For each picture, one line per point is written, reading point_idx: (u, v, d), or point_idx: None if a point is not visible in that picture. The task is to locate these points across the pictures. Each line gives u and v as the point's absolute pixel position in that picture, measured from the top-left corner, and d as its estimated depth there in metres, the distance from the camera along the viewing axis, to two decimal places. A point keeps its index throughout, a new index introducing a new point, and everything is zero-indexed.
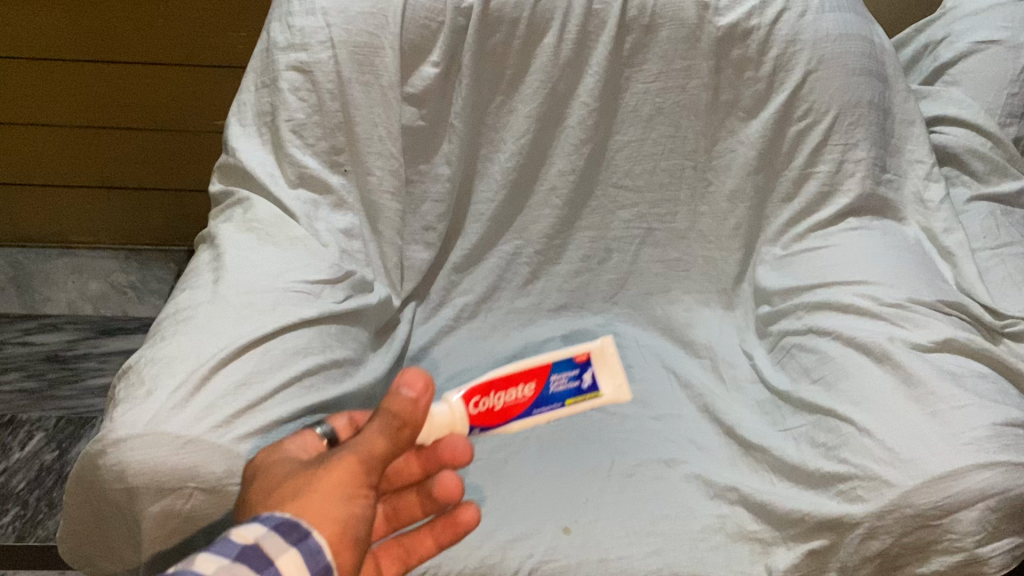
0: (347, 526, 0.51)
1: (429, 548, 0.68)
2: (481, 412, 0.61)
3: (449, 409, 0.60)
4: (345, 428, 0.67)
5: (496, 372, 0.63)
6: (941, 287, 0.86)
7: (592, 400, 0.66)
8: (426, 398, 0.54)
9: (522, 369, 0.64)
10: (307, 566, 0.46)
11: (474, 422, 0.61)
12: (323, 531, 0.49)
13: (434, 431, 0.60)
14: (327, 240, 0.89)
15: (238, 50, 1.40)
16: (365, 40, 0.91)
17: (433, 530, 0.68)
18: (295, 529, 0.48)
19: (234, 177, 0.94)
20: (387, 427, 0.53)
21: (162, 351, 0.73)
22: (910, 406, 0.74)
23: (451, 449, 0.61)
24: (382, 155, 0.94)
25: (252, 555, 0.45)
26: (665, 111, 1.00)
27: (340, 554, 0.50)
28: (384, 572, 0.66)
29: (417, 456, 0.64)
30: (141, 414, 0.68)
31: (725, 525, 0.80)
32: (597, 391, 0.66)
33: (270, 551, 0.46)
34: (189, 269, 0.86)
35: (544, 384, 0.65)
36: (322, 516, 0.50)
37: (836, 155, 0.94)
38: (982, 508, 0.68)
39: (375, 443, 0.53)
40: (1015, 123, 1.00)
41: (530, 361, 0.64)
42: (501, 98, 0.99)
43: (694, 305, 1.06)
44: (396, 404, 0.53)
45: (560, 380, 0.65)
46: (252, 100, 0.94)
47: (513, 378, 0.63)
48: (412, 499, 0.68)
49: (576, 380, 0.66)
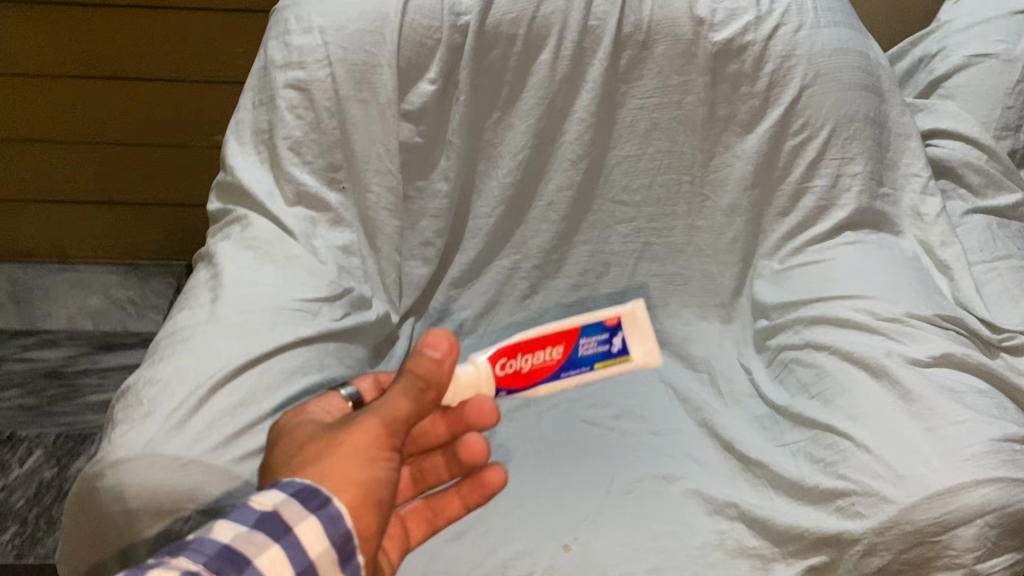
0: (369, 490, 0.53)
1: (457, 509, 0.68)
2: (505, 375, 0.56)
3: (475, 369, 0.56)
4: (370, 390, 0.65)
5: (518, 334, 0.57)
6: (939, 301, 0.86)
7: (623, 366, 0.57)
8: (451, 358, 0.54)
9: (549, 330, 0.57)
10: (322, 534, 0.49)
11: (501, 385, 0.57)
12: (343, 496, 0.51)
13: (459, 392, 0.56)
14: (326, 258, 0.89)
15: (237, 66, 1.40)
16: (363, 58, 0.92)
17: (460, 491, 0.68)
18: (316, 495, 0.50)
19: (231, 195, 0.93)
20: (411, 389, 0.53)
21: (161, 371, 0.74)
22: (908, 421, 0.74)
23: (478, 410, 0.58)
24: (380, 172, 0.94)
25: (269, 521, 0.48)
26: (662, 126, 1.00)
27: (361, 515, 0.52)
28: (411, 532, 0.67)
29: (443, 418, 0.63)
30: (140, 436, 0.68)
31: (724, 542, 0.80)
32: (628, 356, 0.57)
33: (288, 517, 0.49)
34: (187, 287, 0.86)
35: (571, 348, 0.57)
36: (345, 481, 0.52)
37: (833, 169, 0.95)
38: (981, 524, 0.68)
39: (400, 407, 0.53)
40: (1010, 135, 1.01)
41: (555, 323, 0.57)
42: (498, 114, 0.99)
43: (692, 319, 1.05)
44: (420, 365, 0.53)
45: (590, 344, 0.57)
46: (250, 118, 0.94)
47: (538, 340, 0.56)
48: (438, 460, 0.67)
49: (607, 344, 0.57)
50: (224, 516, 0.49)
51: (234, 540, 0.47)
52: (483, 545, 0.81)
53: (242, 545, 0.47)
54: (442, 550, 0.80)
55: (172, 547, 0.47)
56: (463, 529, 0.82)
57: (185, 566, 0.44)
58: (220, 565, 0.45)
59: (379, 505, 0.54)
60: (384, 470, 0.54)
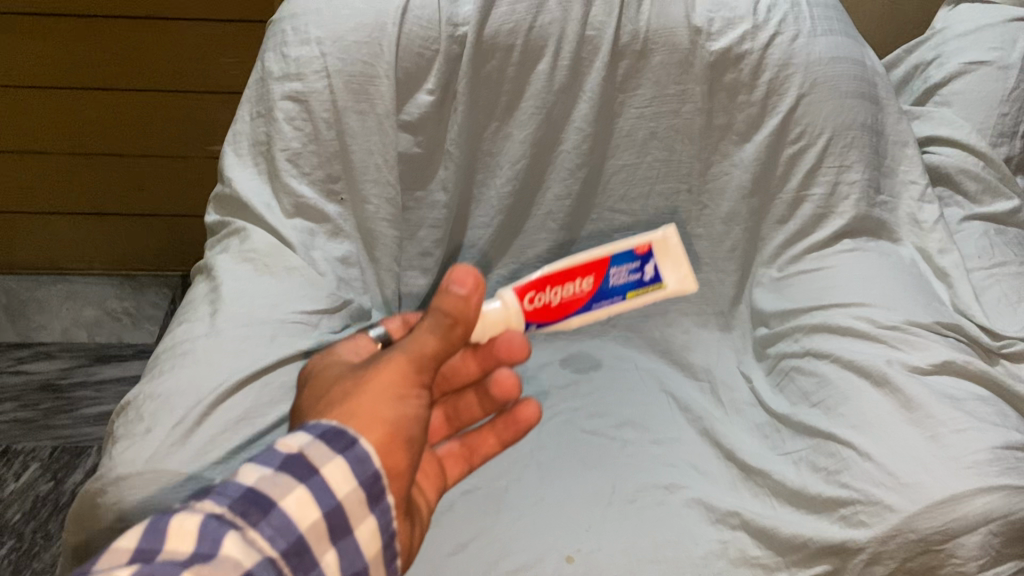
0: (397, 424, 0.53)
1: (492, 446, 0.71)
2: (537, 309, 0.58)
3: (503, 305, 0.58)
4: (398, 330, 0.68)
5: (550, 268, 0.58)
6: (938, 308, 0.87)
7: (655, 293, 0.60)
8: (477, 295, 0.55)
9: (580, 263, 0.58)
10: (352, 473, 0.49)
11: (530, 319, 0.58)
12: (372, 435, 0.52)
13: (488, 328, 0.58)
14: (325, 270, 0.89)
15: (232, 77, 1.40)
16: (361, 69, 0.91)
17: (496, 428, 0.71)
18: (342, 437, 0.50)
19: (229, 208, 0.93)
20: (440, 325, 0.55)
21: (161, 386, 0.73)
22: (910, 430, 0.74)
23: (508, 344, 0.60)
24: (378, 182, 0.94)
25: (294, 464, 0.48)
26: (659, 135, 1.01)
27: (392, 451, 0.53)
28: (450, 470, 0.69)
29: (475, 355, 0.65)
30: (141, 452, 0.68)
31: (726, 551, 0.80)
32: (660, 284, 0.60)
33: (315, 460, 0.49)
34: (186, 301, 0.85)
35: (603, 279, 0.58)
36: (375, 416, 0.53)
37: (830, 177, 0.95)
38: (985, 532, 0.68)
39: (426, 342, 0.55)
40: (1006, 142, 1.02)
41: (587, 255, 0.58)
42: (496, 124, 0.99)
43: (692, 327, 1.06)
44: (448, 302, 0.54)
45: (621, 274, 0.59)
46: (247, 130, 0.94)
47: (570, 273, 0.58)
48: (471, 397, 0.70)
49: (639, 273, 0.59)
50: (248, 461, 0.49)
51: (258, 482, 0.47)
52: (486, 558, 0.81)
53: (267, 487, 0.47)
54: (445, 563, 0.80)
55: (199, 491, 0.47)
56: (466, 542, 0.82)
57: (209, 509, 0.44)
58: (245, 508, 0.45)
59: (410, 442, 0.54)
60: (413, 405, 0.55)
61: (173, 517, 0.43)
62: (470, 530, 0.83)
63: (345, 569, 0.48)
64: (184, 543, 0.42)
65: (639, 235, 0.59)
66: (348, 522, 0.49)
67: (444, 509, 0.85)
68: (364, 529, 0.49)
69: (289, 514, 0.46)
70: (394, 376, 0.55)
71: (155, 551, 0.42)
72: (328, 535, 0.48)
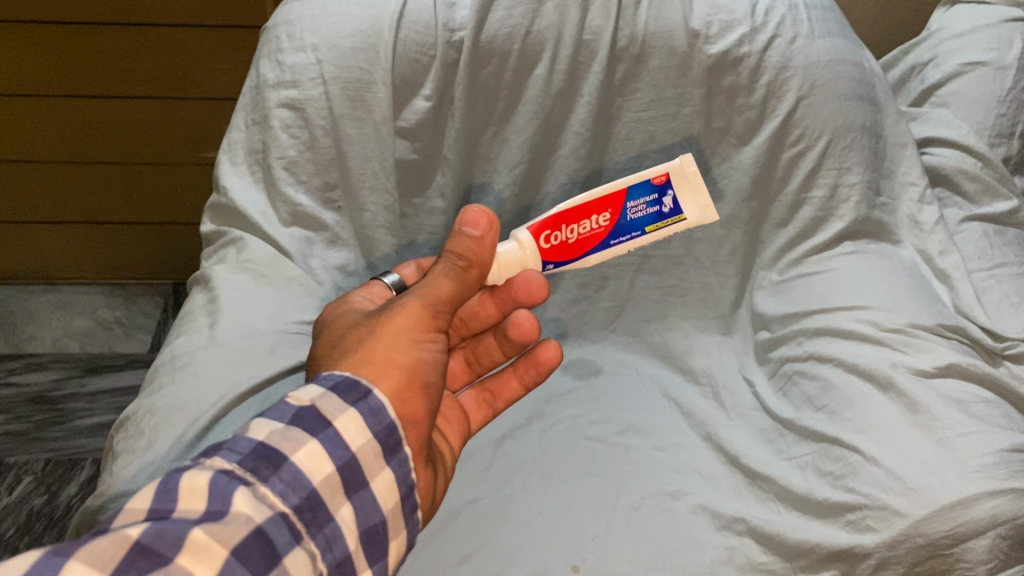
0: (414, 366, 0.58)
1: (515, 389, 0.80)
2: (554, 245, 0.70)
3: (518, 247, 0.70)
4: (411, 277, 0.80)
5: (571, 204, 0.69)
6: (940, 310, 0.87)
7: (676, 223, 0.70)
8: (489, 236, 0.65)
9: (598, 199, 0.69)
10: (364, 424, 0.51)
11: (546, 255, 0.70)
12: (385, 383, 0.56)
13: (505, 268, 0.70)
14: (323, 279, 0.89)
15: (223, 83, 1.39)
16: (357, 75, 0.90)
17: (517, 372, 0.80)
18: (355, 388, 0.53)
19: (225, 217, 0.92)
20: (454, 267, 0.64)
21: (161, 401, 0.72)
22: (915, 433, 0.74)
23: (528, 284, 0.71)
24: (376, 189, 0.94)
25: (305, 417, 0.50)
26: (658, 138, 1.00)
27: (410, 395, 0.57)
28: (477, 410, 0.78)
29: (492, 298, 0.76)
30: (144, 468, 0.67)
31: (733, 557, 0.79)
32: (680, 215, 0.69)
33: (327, 412, 0.51)
34: (184, 312, 0.85)
35: (620, 213, 0.69)
36: (391, 360, 0.57)
37: (830, 179, 0.95)
38: (993, 536, 0.68)
39: (441, 287, 0.62)
40: (1003, 143, 1.02)
41: (605, 191, 0.69)
42: (493, 130, 0.99)
43: (692, 331, 1.06)
44: (462, 243, 0.64)
45: (637, 207, 0.69)
46: (242, 138, 0.93)
47: (586, 211, 0.69)
48: (490, 341, 0.82)
49: (657, 205, 0.69)
50: (258, 416, 0.50)
51: (268, 437, 0.48)
52: (491, 569, 0.80)
53: (279, 440, 0.48)
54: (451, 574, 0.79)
55: (209, 449, 0.48)
56: (470, 552, 0.81)
57: (219, 465, 0.45)
58: (255, 464, 0.46)
59: (426, 387, 0.58)
60: (428, 350, 0.60)
61: (183, 475, 0.44)
62: (475, 541, 0.83)
63: (358, 521, 0.49)
64: (197, 502, 0.43)
65: (656, 168, 0.69)
66: (360, 474, 0.50)
67: (448, 519, 0.84)
68: (379, 482, 0.51)
69: (301, 468, 0.47)
70: (411, 321, 0.60)
71: (168, 512, 0.42)
72: (342, 488, 0.49)
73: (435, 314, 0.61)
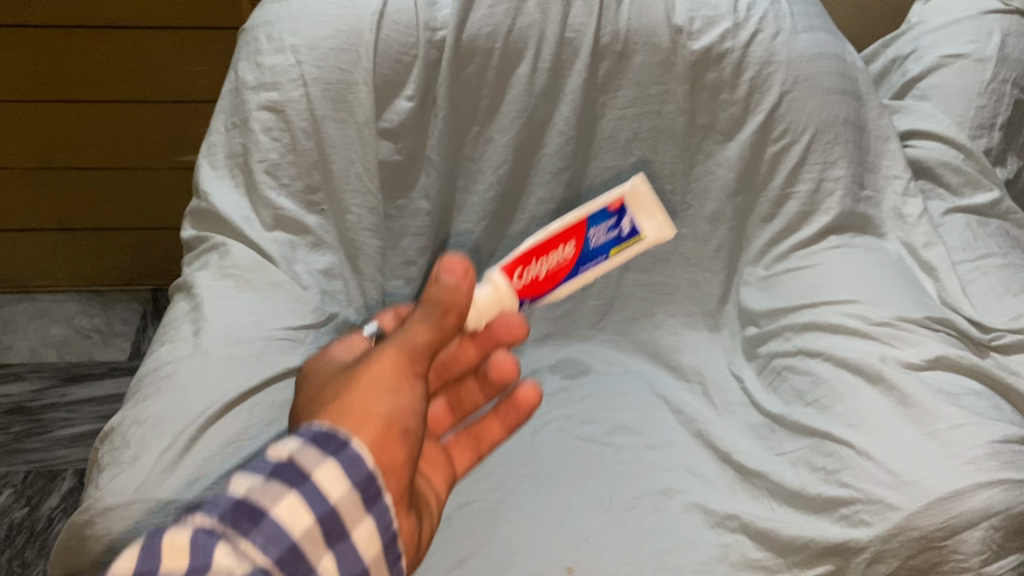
0: (392, 414, 0.50)
1: (498, 434, 0.70)
2: (527, 285, 0.56)
3: (493, 288, 0.56)
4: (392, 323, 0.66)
5: (529, 241, 0.56)
6: (927, 303, 0.87)
7: (635, 246, 0.59)
8: (468, 283, 0.53)
9: (557, 230, 0.56)
10: (344, 477, 0.45)
11: (521, 296, 0.56)
12: (363, 435, 0.48)
13: (481, 314, 0.56)
14: (309, 283, 0.87)
15: (200, 85, 1.37)
16: (337, 76, 0.90)
17: (500, 416, 0.69)
18: (332, 438, 0.46)
19: (206, 223, 0.91)
20: (432, 314, 0.53)
21: (148, 411, 0.71)
22: (907, 426, 0.74)
23: (506, 326, 0.57)
24: (360, 192, 0.92)
25: (286, 469, 0.43)
26: (642, 136, 1.01)
27: (388, 446, 0.49)
28: (458, 461, 0.67)
29: (473, 341, 0.62)
30: (131, 480, 0.65)
31: (728, 555, 0.79)
32: (639, 235, 0.58)
33: (306, 465, 0.44)
34: (167, 320, 0.83)
35: (584, 242, 0.57)
36: (368, 411, 0.50)
37: (815, 174, 0.95)
38: (986, 527, 0.66)
39: (419, 334, 0.53)
40: (985, 134, 1.02)
41: (562, 220, 0.56)
42: (477, 129, 0.98)
43: (680, 329, 1.06)
44: (441, 290, 0.52)
45: (599, 233, 0.57)
46: (223, 141, 0.92)
47: (552, 244, 0.56)
48: (472, 384, 0.68)
49: (617, 229, 0.57)
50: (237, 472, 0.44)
51: (247, 493, 0.42)
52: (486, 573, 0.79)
53: (259, 496, 0.42)
54: None
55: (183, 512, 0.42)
56: (463, 558, 0.80)
57: (198, 523, 0.40)
58: (235, 518, 0.41)
59: (406, 436, 0.51)
60: (408, 399, 0.52)
61: (160, 535, 0.38)
62: (471, 545, 0.82)
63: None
64: (177, 560, 0.37)
65: (609, 192, 0.57)
66: (344, 524, 0.44)
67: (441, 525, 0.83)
68: (364, 534, 0.45)
69: (285, 524, 0.41)
70: (388, 367, 0.52)
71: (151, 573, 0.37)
72: (325, 540, 0.43)
73: (414, 358, 0.53)
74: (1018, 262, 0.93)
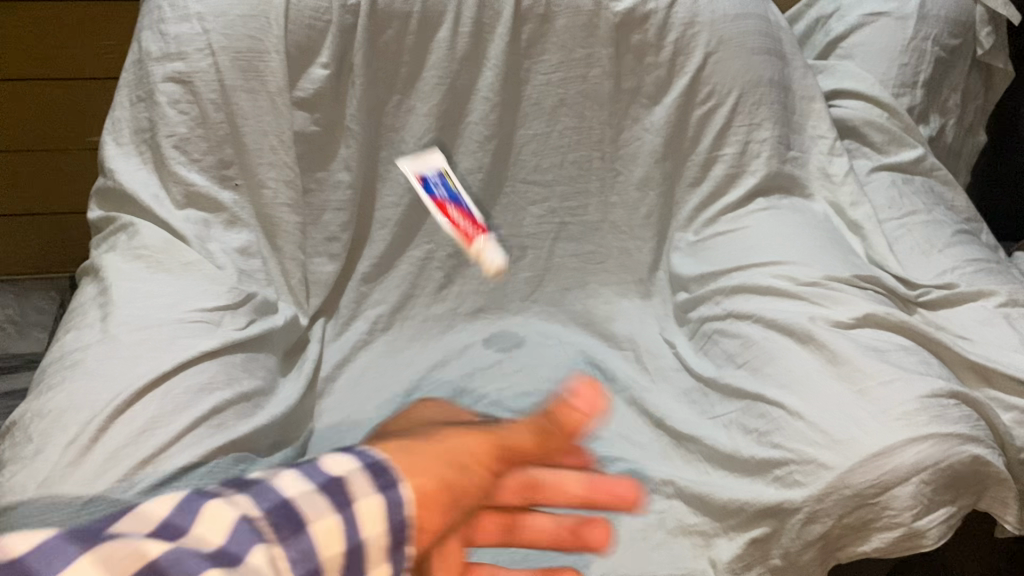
0: (576, 494, 0.77)
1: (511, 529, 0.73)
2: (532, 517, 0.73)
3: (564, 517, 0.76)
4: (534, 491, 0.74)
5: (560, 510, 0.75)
6: (854, 262, 0.87)
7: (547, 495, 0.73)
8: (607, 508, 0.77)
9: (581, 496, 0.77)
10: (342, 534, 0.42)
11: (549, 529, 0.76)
12: (413, 479, 0.58)
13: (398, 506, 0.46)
14: (224, 262, 0.82)
15: (109, 60, 1.28)
16: (247, 45, 0.86)
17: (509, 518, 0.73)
18: (384, 475, 0.48)
19: (115, 203, 0.86)
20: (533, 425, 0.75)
21: (50, 403, 0.66)
22: (837, 385, 0.74)
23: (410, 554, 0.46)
24: (275, 165, 0.89)
25: (292, 501, 0.43)
26: (569, 101, 0.99)
27: (430, 505, 0.58)
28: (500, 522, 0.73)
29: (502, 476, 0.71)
30: (33, 476, 0.61)
31: (664, 521, 0.79)
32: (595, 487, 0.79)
33: (353, 488, 0.45)
34: (73, 306, 0.79)
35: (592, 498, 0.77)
36: (434, 455, 0.64)
37: (741, 136, 0.97)
38: (917, 482, 0.66)
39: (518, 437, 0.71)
40: (908, 92, 1.03)
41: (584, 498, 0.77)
42: (397, 98, 0.95)
43: (613, 298, 1.05)
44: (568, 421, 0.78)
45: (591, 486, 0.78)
46: (127, 116, 0.87)
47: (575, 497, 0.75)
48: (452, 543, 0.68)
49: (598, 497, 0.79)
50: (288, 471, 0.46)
51: (293, 494, 0.43)
52: None
53: (284, 515, 0.42)
54: None
55: (239, 485, 0.45)
56: None
57: (244, 505, 0.42)
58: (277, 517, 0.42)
59: (438, 497, 0.59)
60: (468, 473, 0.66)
61: (207, 499, 0.41)
62: None
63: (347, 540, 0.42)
64: (212, 526, 0.39)
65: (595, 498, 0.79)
66: (343, 492, 0.44)
67: None
68: (367, 503, 0.44)
69: (355, 523, 0.43)
70: (495, 523, 0.73)
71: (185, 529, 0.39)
72: (330, 504, 0.43)
73: (507, 455, 0.71)
74: (941, 218, 0.94)
